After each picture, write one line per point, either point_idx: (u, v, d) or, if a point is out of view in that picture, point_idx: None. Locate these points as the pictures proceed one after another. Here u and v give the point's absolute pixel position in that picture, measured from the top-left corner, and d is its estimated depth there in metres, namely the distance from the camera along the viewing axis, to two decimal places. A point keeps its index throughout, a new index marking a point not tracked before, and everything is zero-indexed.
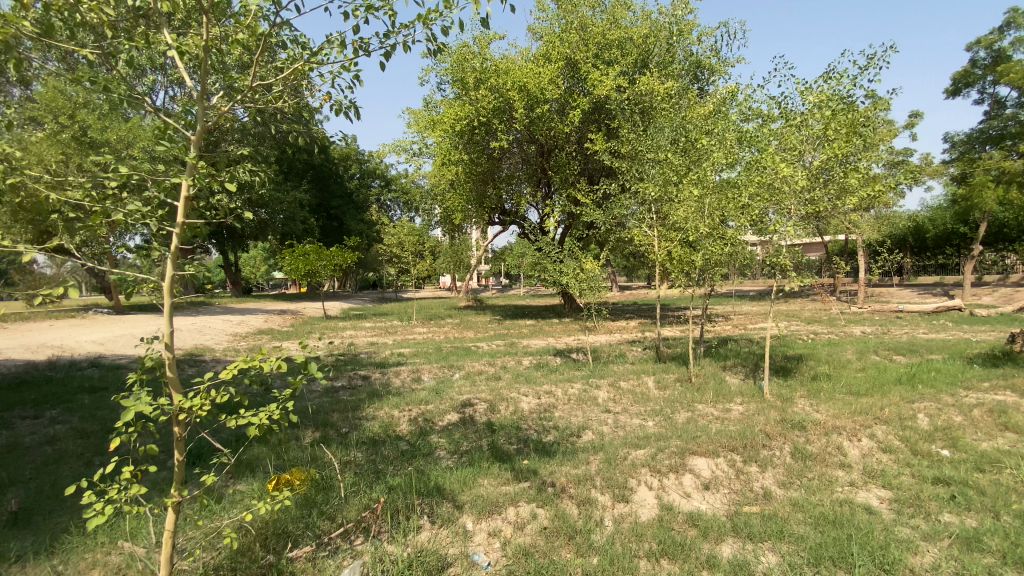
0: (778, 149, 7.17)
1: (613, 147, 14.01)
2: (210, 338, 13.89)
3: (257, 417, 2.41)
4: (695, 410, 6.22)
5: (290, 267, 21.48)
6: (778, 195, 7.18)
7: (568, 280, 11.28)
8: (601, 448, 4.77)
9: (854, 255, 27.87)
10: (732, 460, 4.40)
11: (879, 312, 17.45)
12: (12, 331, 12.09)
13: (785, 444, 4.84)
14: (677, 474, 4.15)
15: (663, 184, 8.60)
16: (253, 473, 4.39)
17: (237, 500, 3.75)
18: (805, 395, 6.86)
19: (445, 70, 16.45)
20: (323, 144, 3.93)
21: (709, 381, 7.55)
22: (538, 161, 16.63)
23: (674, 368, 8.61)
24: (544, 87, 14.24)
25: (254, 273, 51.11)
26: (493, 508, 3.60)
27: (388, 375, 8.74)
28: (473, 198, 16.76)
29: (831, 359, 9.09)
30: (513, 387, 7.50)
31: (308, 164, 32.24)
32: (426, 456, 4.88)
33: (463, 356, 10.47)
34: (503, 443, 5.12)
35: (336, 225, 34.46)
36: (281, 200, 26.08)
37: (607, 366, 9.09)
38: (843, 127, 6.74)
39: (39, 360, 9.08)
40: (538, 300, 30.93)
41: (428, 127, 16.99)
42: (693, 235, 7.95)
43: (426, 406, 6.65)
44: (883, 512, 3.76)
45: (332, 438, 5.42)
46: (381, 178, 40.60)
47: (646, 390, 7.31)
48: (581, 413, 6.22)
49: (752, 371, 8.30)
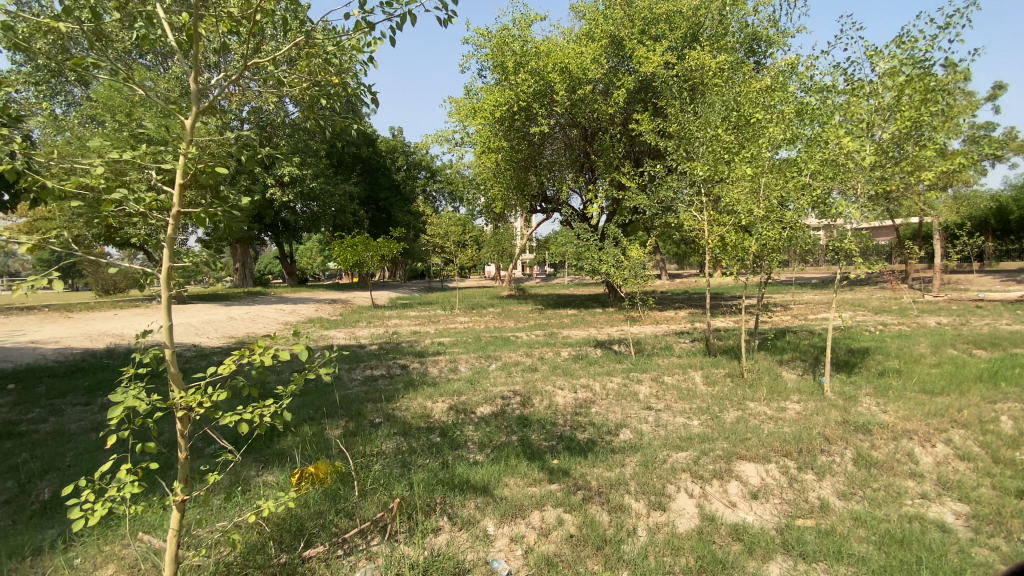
0: (843, 122, 6.45)
1: (660, 128, 13.34)
2: (262, 326, 14.46)
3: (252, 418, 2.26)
4: (745, 408, 5.75)
5: (339, 258, 22.02)
6: (844, 173, 6.53)
7: (611, 269, 10.87)
8: (638, 448, 4.45)
9: (929, 240, 25.58)
10: (785, 467, 3.97)
11: (957, 301, 15.89)
12: (81, 321, 12.98)
13: (847, 449, 4.32)
14: (721, 480, 3.78)
15: (713, 163, 8.09)
16: (282, 464, 4.38)
17: (261, 492, 3.73)
18: (870, 393, 6.22)
19: (486, 56, 16.22)
20: (342, 128, 3.78)
21: (762, 376, 7.01)
22: (582, 144, 16.16)
23: (723, 361, 8.07)
24: (586, 67, 13.74)
25: (310, 265, 53.25)
26: (517, 512, 3.38)
27: (426, 365, 8.71)
28: (514, 186, 16.52)
29: (902, 353, 8.25)
30: (549, 379, 7.26)
31: (356, 158, 33.00)
32: (455, 450, 4.73)
33: (502, 346, 10.32)
34: (535, 439, 4.90)
35: (384, 217, 35.17)
36: (331, 193, 26.79)
37: (649, 359, 8.66)
38: (920, 94, 5.98)
39: (100, 348, 9.67)
40: (582, 289, 30.33)
41: (470, 115, 16.86)
42: (746, 218, 7.37)
43: (459, 398, 6.53)
44: (959, 531, 3.25)
45: (363, 429, 5.38)
46: (427, 169, 41.04)
47: (692, 385, 6.87)
48: (620, 409, 5.91)
49: (811, 366, 7.65)
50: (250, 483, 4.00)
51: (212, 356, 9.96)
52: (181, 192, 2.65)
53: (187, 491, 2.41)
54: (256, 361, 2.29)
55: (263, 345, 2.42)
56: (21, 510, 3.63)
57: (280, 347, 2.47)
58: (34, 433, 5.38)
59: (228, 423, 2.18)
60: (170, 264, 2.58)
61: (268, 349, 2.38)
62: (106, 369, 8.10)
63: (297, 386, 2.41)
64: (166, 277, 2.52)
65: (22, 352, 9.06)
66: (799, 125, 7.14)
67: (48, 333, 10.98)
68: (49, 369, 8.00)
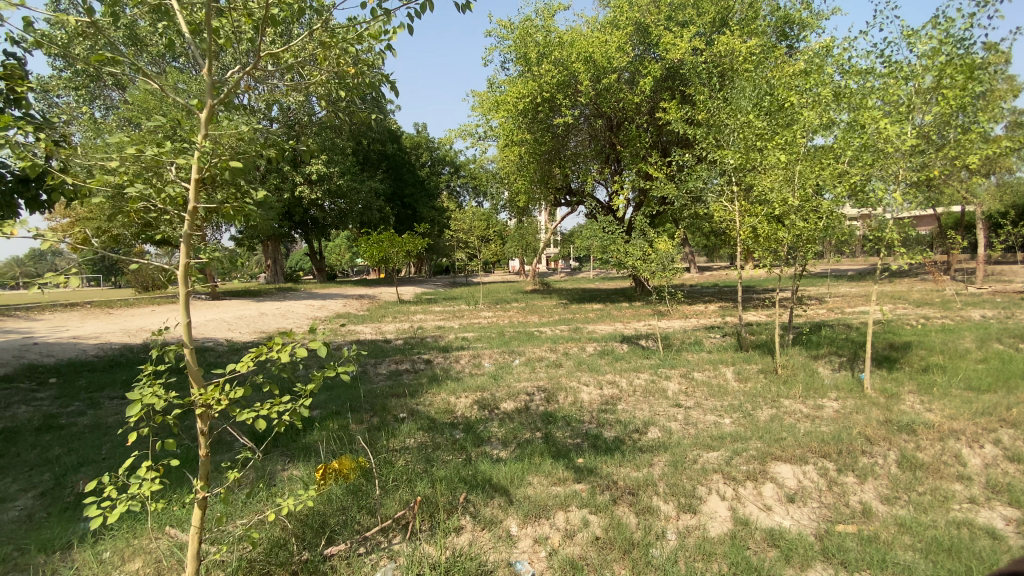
0: (881, 105, 6.08)
1: (687, 116, 12.97)
2: (291, 322, 14.75)
3: (268, 417, 2.21)
4: (779, 406, 5.52)
5: (365, 254, 22.26)
6: (884, 159, 6.17)
7: (637, 262, 10.66)
8: (666, 447, 4.30)
9: (975, 229, 24.36)
10: (823, 469, 3.76)
11: (1005, 293, 15.03)
12: (120, 317, 13.46)
13: (890, 450, 4.08)
14: (755, 482, 3.60)
15: (745, 150, 7.86)
16: (308, 459, 4.41)
17: (286, 486, 3.75)
18: (913, 390, 5.90)
19: (509, 48, 16.09)
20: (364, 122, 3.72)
21: (797, 372, 6.73)
22: (607, 136, 15.90)
23: (754, 357, 7.80)
24: (611, 55, 13.47)
25: (339, 261, 54.10)
26: (541, 512, 3.29)
27: (450, 360, 8.70)
28: (538, 179, 16.37)
29: (947, 347, 7.82)
30: (573, 375, 7.14)
31: (382, 155, 33.33)
32: (478, 447, 4.67)
33: (526, 341, 10.24)
34: (560, 436, 4.80)
35: (409, 213, 35.45)
36: (358, 190, 27.16)
37: (677, 355, 8.45)
38: (966, 74, 5.59)
39: (137, 343, 10.01)
40: (607, 283, 29.99)
41: (494, 108, 16.77)
42: (780, 208, 7.01)
43: (483, 393, 6.47)
44: (1015, 539, 3.01)
45: (387, 424, 5.38)
46: (451, 164, 41.10)
47: (723, 381, 6.65)
48: (647, 406, 5.76)
49: (849, 361, 7.31)
50: (276, 478, 4.05)
51: (243, 351, 10.20)
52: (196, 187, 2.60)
53: (208, 489, 2.41)
54: (275, 359, 2.21)
55: (281, 341, 2.35)
56: (55, 503, 3.76)
57: (298, 344, 2.41)
58: (73, 426, 5.57)
59: (245, 423, 2.12)
60: (187, 261, 2.55)
61: (286, 346, 2.31)
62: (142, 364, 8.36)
63: (317, 384, 2.33)
64: (183, 275, 2.49)
65: (66, 347, 9.45)
66: (834, 111, 6.82)
67: (89, 329, 11.42)
68: (89, 363, 8.32)
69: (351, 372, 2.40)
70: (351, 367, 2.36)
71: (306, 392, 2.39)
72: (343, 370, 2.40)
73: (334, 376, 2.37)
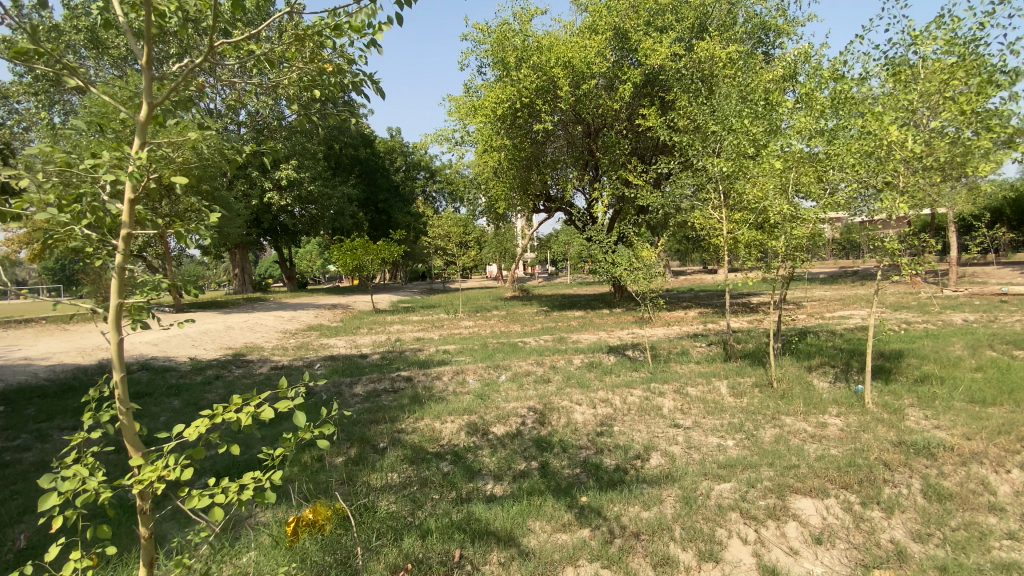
0: (885, 110, 5.92)
1: (669, 121, 12.84)
2: (260, 336, 14.02)
3: (221, 497, 1.71)
4: (781, 425, 5.28)
5: (339, 262, 21.46)
6: (886, 165, 5.96)
7: (622, 270, 10.42)
8: (672, 478, 3.99)
9: (942, 232, 25.15)
10: (847, 503, 3.51)
11: (979, 296, 15.38)
12: (74, 334, 12.53)
13: (913, 480, 3.87)
14: (777, 521, 3.31)
15: (736, 157, 7.70)
16: (279, 502, 3.95)
17: (253, 543, 3.29)
18: (915, 404, 5.77)
19: (486, 53, 15.77)
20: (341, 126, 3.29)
21: (794, 386, 6.53)
22: (585, 142, 15.72)
23: (747, 369, 7.59)
24: (591, 60, 13.25)
25: (312, 267, 52.78)
26: (547, 568, 2.93)
27: (431, 376, 8.25)
28: (517, 185, 16.04)
29: (938, 355, 7.78)
30: (564, 393, 6.80)
31: (355, 160, 32.56)
32: (468, 483, 4.27)
33: (510, 354, 9.85)
34: (558, 467, 4.45)
35: (384, 219, 34.71)
36: (331, 196, 26.37)
37: (668, 367, 8.19)
38: (981, 83, 5.53)
39: (90, 364, 9.23)
40: (587, 288, 29.83)
41: (470, 113, 16.39)
42: (771, 216, 6.83)
43: (470, 416, 6.05)
44: None
45: (368, 457, 4.92)
46: (426, 169, 39.96)
47: (718, 397, 6.39)
48: (645, 427, 5.46)
49: (842, 372, 7.19)
50: (246, 527, 3.59)
51: (209, 370, 9.53)
52: (128, 207, 2.12)
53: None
54: (237, 420, 1.76)
55: (241, 400, 1.85)
56: None
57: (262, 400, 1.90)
58: (14, 464, 4.96)
59: (195, 504, 1.65)
60: (119, 300, 2.09)
61: (246, 406, 1.81)
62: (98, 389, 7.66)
63: (290, 449, 1.91)
64: (114, 317, 2.04)
65: (11, 370, 8.63)
66: (828, 117, 6.67)
67: (40, 348, 10.54)
68: (39, 387, 7.57)
69: (331, 433, 1.98)
70: (333, 426, 1.95)
71: (276, 459, 1.95)
72: (323, 430, 1.97)
73: (312, 437, 1.95)
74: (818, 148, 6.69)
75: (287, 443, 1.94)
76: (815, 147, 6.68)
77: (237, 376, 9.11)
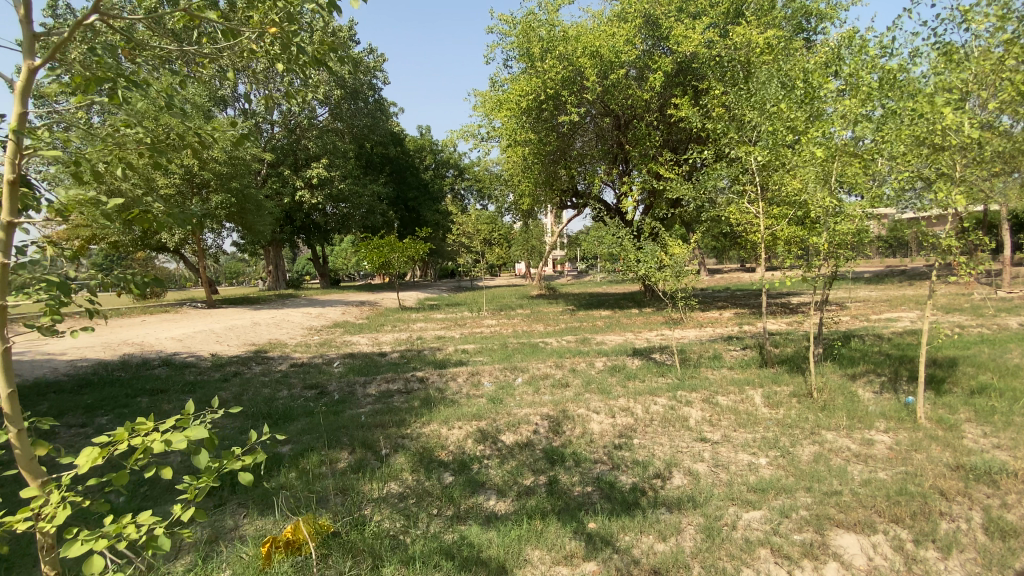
0: (938, 92, 5.24)
1: (702, 111, 12.21)
2: (285, 332, 14.12)
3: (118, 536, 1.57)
4: (821, 442, 4.73)
5: (365, 259, 21.51)
6: (939, 153, 5.30)
7: (648, 267, 9.90)
8: (693, 503, 3.56)
9: (1002, 231, 23.34)
10: (897, 540, 3.01)
11: None
12: (107, 328, 12.93)
13: (974, 511, 3.33)
14: (815, 561, 2.84)
15: (774, 147, 7.11)
16: (267, 514, 3.75)
17: (229, 562, 3.06)
18: (973, 419, 5.14)
19: (511, 45, 15.41)
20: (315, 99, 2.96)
21: (836, 396, 5.94)
22: (614, 135, 15.13)
23: (785, 376, 6.97)
24: (619, 48, 12.69)
25: (345, 265, 53.64)
26: None
27: (445, 378, 7.97)
28: (543, 180, 15.69)
29: (1000, 364, 6.99)
30: (581, 399, 6.38)
31: (385, 158, 32.77)
32: (468, 498, 3.93)
33: (530, 355, 9.49)
34: (567, 483, 4.07)
35: (413, 217, 34.87)
36: (360, 194, 26.61)
37: (697, 372, 7.65)
38: None
39: (113, 360, 9.37)
40: (616, 287, 29.07)
41: (496, 108, 16.10)
42: (811, 211, 6.26)
43: (480, 422, 5.69)
44: None
45: (367, 464, 4.64)
46: (456, 167, 39.94)
47: (751, 408, 5.85)
48: (667, 439, 5.00)
49: (890, 381, 6.53)
50: (227, 542, 3.42)
51: (228, 367, 9.52)
52: (10, 193, 1.79)
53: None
54: (136, 450, 1.57)
55: (146, 425, 1.63)
56: None
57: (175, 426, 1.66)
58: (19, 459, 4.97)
59: (73, 553, 1.51)
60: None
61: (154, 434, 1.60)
62: (116, 386, 7.71)
63: (206, 482, 1.72)
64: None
65: (38, 364, 8.83)
66: (874, 103, 6.04)
67: (70, 343, 10.80)
68: (59, 383, 7.65)
69: (257, 462, 1.80)
70: (261, 455, 1.77)
71: (192, 492, 1.75)
72: (248, 460, 1.79)
73: (236, 468, 1.76)
74: (863, 139, 6.05)
75: (206, 474, 1.75)
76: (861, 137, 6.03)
77: (255, 373, 9.07)
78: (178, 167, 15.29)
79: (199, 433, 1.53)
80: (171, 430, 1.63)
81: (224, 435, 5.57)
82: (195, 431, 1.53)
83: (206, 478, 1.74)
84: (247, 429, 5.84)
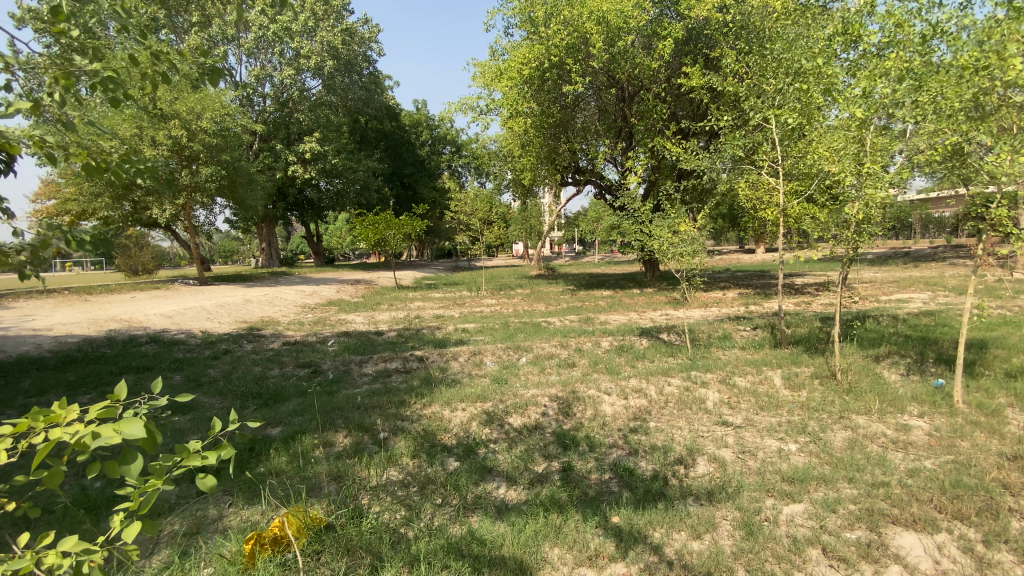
0: (999, 47, 4.79)
1: (713, 81, 11.71)
2: (278, 310, 13.69)
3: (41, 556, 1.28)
4: (853, 427, 4.42)
5: (361, 237, 20.94)
6: (991, 117, 4.95)
7: (655, 243, 9.35)
8: (727, 493, 3.24)
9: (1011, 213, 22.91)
10: (965, 542, 2.74)
11: None
12: (90, 303, 12.45)
13: None
14: (875, 565, 2.58)
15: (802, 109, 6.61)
16: (253, 504, 3.40)
17: (209, 561, 2.71)
18: (1013, 404, 4.83)
19: (512, 10, 14.67)
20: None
21: (863, 378, 5.62)
22: (619, 108, 14.61)
23: (804, 357, 6.65)
24: (628, 13, 12.04)
25: (340, 244, 52.72)
26: None
27: (445, 357, 7.59)
28: (545, 154, 15.08)
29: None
30: (591, 380, 6.03)
31: (380, 133, 31.92)
32: (476, 486, 3.60)
33: (532, 335, 9.12)
34: (584, 470, 3.75)
35: (410, 194, 34.15)
36: (355, 169, 25.90)
37: (709, 352, 7.31)
38: None
39: (97, 337, 8.94)
40: (617, 267, 28.63)
41: (495, 78, 15.45)
42: (844, 178, 5.88)
43: (484, 404, 5.34)
44: None
45: (364, 448, 4.29)
46: (453, 143, 38.88)
47: (772, 390, 5.52)
48: (686, 423, 4.67)
49: (916, 364, 6.20)
50: (209, 534, 3.07)
51: (219, 345, 9.12)
52: None
53: None
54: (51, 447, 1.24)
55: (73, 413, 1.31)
56: None
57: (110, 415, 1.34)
58: None
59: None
60: None
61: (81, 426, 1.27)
62: (101, 362, 7.33)
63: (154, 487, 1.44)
64: None
65: (18, 340, 8.38)
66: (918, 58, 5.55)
67: (55, 319, 10.40)
68: (39, 360, 7.25)
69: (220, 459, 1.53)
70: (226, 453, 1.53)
71: (136, 502, 1.47)
72: (209, 457, 1.53)
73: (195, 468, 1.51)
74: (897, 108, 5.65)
75: (154, 477, 1.51)
76: (894, 105, 5.65)
77: (246, 351, 8.69)
78: (164, 137, 14.65)
79: (134, 429, 1.22)
80: (97, 420, 1.33)
81: (210, 416, 5.22)
82: (129, 426, 1.23)
83: (154, 479, 1.49)
84: (237, 410, 5.47)
